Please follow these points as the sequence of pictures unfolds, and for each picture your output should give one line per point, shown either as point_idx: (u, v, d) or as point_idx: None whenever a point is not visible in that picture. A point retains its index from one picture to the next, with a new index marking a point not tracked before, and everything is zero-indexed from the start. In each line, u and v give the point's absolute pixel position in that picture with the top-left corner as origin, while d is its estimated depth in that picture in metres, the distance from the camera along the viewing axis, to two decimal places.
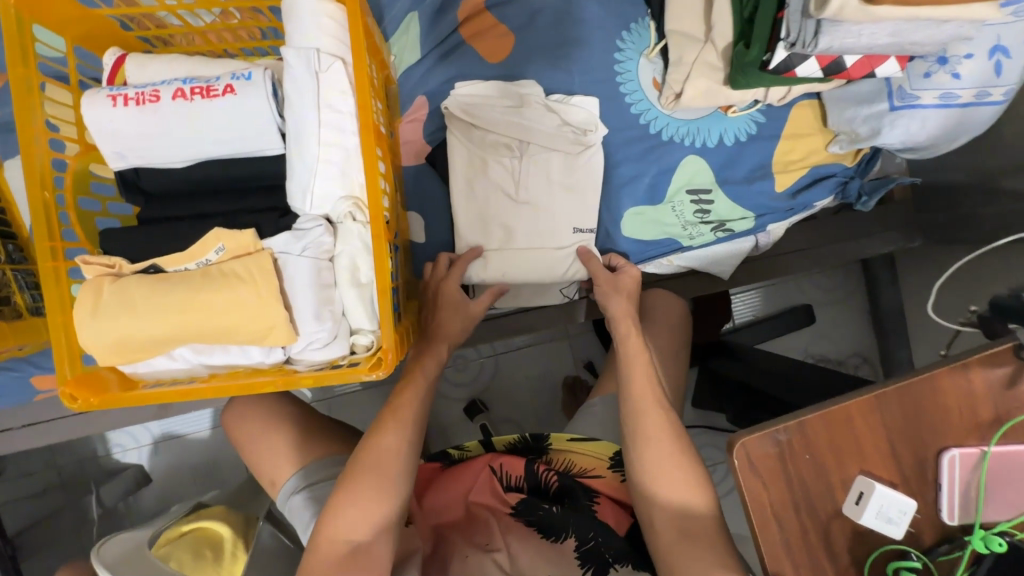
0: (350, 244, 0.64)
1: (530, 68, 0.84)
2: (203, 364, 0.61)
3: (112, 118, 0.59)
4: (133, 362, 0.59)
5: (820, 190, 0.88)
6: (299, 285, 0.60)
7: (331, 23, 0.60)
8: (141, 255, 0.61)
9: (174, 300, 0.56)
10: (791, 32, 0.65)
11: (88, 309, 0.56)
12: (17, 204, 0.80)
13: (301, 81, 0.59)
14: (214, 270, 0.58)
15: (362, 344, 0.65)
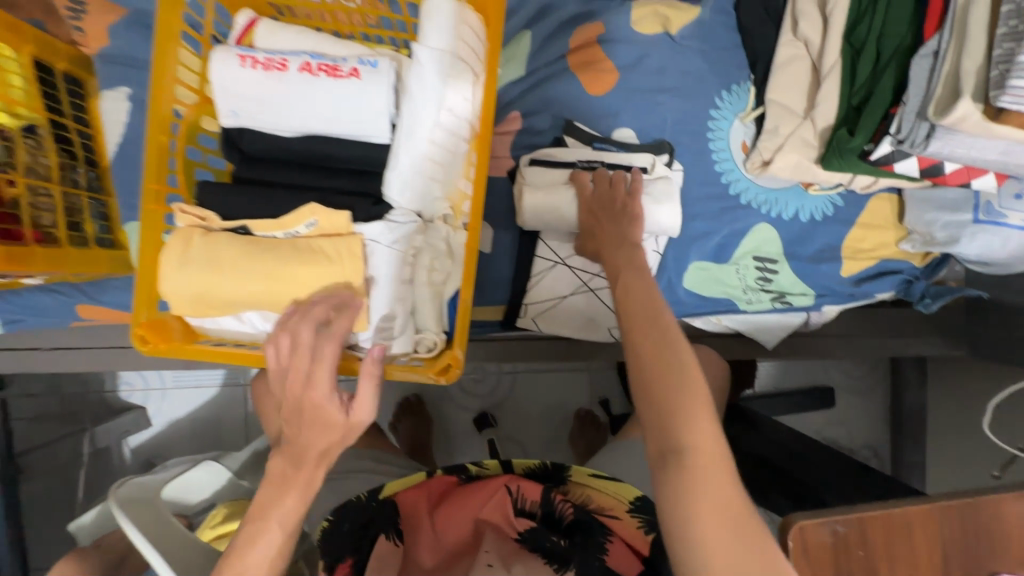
0: (433, 245, 0.65)
1: (627, 108, 0.86)
2: (268, 332, 0.61)
3: (237, 75, 0.60)
4: (202, 316, 0.59)
5: (887, 284, 0.88)
6: (382, 275, 0.60)
7: (467, 30, 0.63)
8: (231, 213, 0.62)
9: (260, 266, 0.57)
10: (902, 129, 0.66)
11: (176, 254, 0.57)
12: (105, 136, 0.82)
13: (427, 77, 0.59)
14: (302, 244, 0.58)
15: (425, 344, 0.64)
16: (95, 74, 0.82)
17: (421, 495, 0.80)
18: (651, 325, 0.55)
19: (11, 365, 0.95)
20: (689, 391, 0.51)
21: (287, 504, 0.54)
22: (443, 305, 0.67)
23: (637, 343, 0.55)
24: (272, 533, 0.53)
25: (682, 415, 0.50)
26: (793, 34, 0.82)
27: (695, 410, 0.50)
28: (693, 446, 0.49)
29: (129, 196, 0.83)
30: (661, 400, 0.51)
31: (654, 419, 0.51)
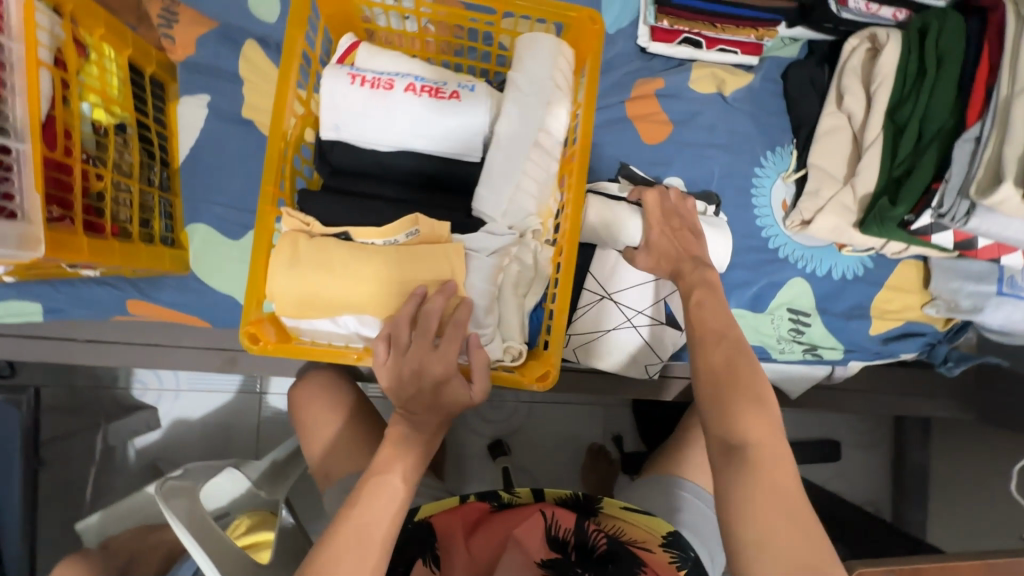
0: (523, 257, 0.69)
1: (679, 159, 0.91)
2: (361, 334, 0.65)
3: (345, 92, 0.64)
4: (302, 317, 0.63)
5: (911, 344, 0.92)
6: (477, 278, 0.66)
7: (562, 62, 0.68)
8: (330, 220, 0.66)
9: (369, 268, 0.62)
10: (943, 204, 0.72)
11: (288, 257, 0.61)
12: (180, 139, 0.84)
13: (524, 102, 0.66)
14: (406, 250, 0.63)
15: (513, 348, 0.68)
16: (177, 79, 0.85)
17: (455, 520, 0.80)
18: (716, 339, 0.62)
19: (43, 354, 0.94)
20: (749, 398, 0.57)
21: (410, 459, 0.61)
22: (525, 316, 0.70)
23: (705, 354, 0.62)
24: (394, 483, 0.59)
25: (745, 416, 0.56)
26: (837, 106, 0.88)
27: (757, 410, 0.56)
28: (757, 444, 0.55)
29: (196, 198, 0.85)
30: (725, 401, 0.57)
31: (722, 425, 0.57)
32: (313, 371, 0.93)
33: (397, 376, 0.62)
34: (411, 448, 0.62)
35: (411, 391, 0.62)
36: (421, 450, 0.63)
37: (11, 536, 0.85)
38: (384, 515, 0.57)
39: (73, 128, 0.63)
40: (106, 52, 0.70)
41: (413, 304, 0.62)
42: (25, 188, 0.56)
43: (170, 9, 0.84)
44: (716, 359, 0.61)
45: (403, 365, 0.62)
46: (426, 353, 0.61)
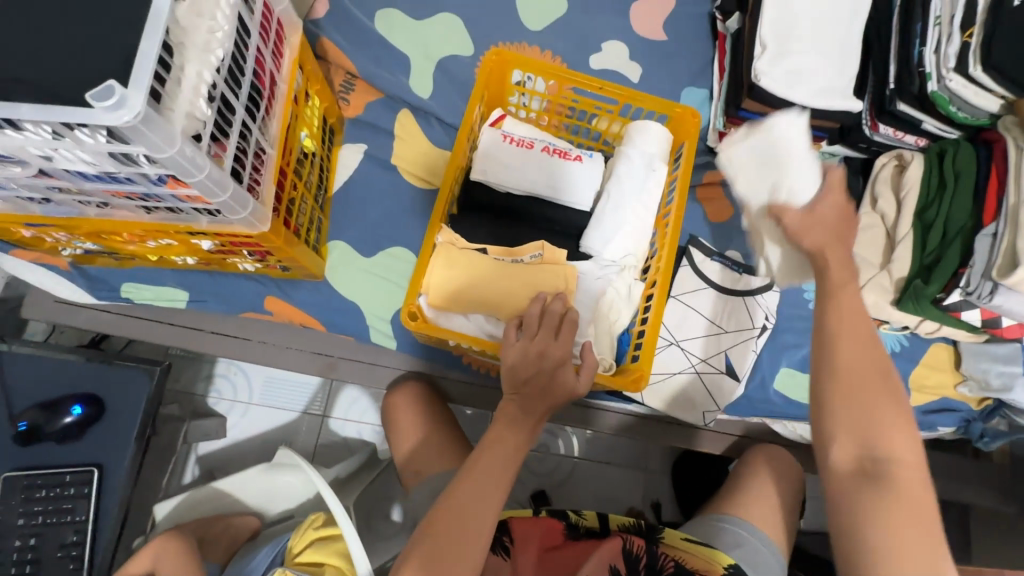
0: (620, 287, 0.83)
1: (738, 236, 1.09)
2: (487, 332, 0.79)
3: (497, 146, 0.84)
4: (443, 309, 0.77)
5: (946, 419, 1.02)
6: (585, 299, 0.81)
7: (664, 142, 0.85)
8: (472, 238, 0.83)
9: (505, 276, 0.77)
10: (971, 284, 0.87)
11: (443, 260, 0.76)
12: (338, 174, 1.05)
13: (633, 169, 0.83)
14: (533, 266, 0.78)
15: (608, 361, 0.80)
16: (344, 131, 1.08)
17: (533, 530, 0.84)
18: (849, 336, 0.62)
19: (173, 339, 1.07)
20: (886, 409, 0.60)
21: (521, 433, 0.69)
22: (615, 339, 0.83)
23: (831, 355, 0.62)
24: (507, 448, 0.68)
25: (887, 430, 0.59)
26: (872, 208, 1.06)
27: (901, 425, 0.60)
28: (899, 463, 0.58)
29: (341, 221, 1.04)
30: (871, 410, 0.60)
31: (866, 436, 0.60)
32: (407, 380, 1.06)
33: (524, 356, 0.70)
34: (518, 429, 0.69)
35: (532, 371, 0.69)
36: (530, 429, 0.70)
37: (113, 497, 0.92)
38: (499, 476, 0.66)
39: (292, 147, 0.83)
40: (316, 101, 0.93)
41: (536, 305, 0.73)
42: (267, 180, 0.73)
43: (350, 81, 1.10)
44: (849, 361, 0.61)
45: (526, 348, 0.70)
46: (548, 341, 0.70)
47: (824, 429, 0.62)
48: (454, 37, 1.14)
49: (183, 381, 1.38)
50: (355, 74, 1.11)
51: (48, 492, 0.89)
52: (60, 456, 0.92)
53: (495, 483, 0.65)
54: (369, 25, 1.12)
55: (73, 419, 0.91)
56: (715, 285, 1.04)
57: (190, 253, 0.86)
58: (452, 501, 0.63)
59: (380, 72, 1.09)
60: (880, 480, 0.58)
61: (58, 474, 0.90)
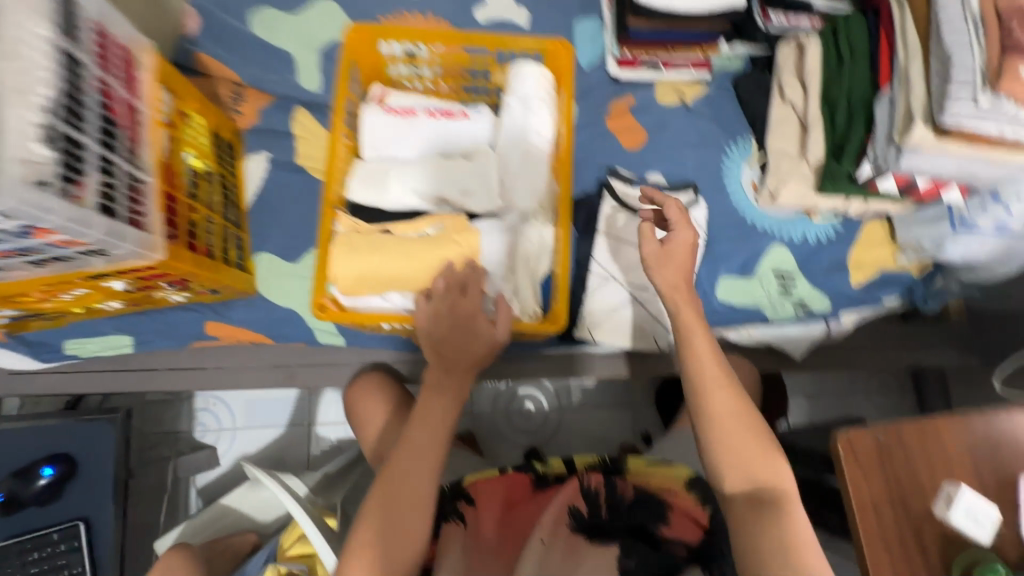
0: (529, 232, 0.81)
1: (656, 159, 1.08)
2: (406, 308, 0.79)
3: (381, 120, 0.84)
4: (356, 295, 0.77)
5: (890, 290, 1.03)
6: (493, 252, 0.80)
7: (544, 82, 0.85)
8: (374, 219, 0.82)
9: (410, 250, 0.77)
10: (878, 153, 0.88)
11: (343, 248, 0.76)
12: (248, 186, 1.04)
13: (516, 117, 0.83)
14: (437, 237, 0.78)
15: (530, 311, 0.80)
16: (244, 143, 1.05)
17: (496, 488, 0.89)
18: (724, 389, 0.75)
19: (132, 384, 1.08)
20: (758, 448, 0.71)
21: (447, 396, 0.72)
22: (539, 285, 0.82)
23: (713, 402, 0.73)
24: (435, 415, 0.71)
25: (761, 462, 0.70)
26: (781, 99, 1.04)
27: (773, 461, 0.70)
28: (772, 485, 0.69)
29: (261, 233, 1.03)
30: (731, 445, 0.71)
31: (735, 466, 0.70)
32: (364, 373, 1.06)
33: (434, 316, 0.74)
34: (445, 388, 0.72)
35: (443, 328, 0.74)
36: (457, 390, 0.73)
37: (105, 544, 0.95)
38: (428, 447, 0.69)
39: (179, 169, 0.82)
40: (198, 118, 0.91)
41: (443, 276, 0.76)
42: (152, 209, 0.73)
43: (238, 92, 1.08)
44: (724, 407, 0.73)
45: (437, 311, 0.74)
46: (456, 298, 0.74)
47: (714, 468, 0.72)
48: (333, 22, 1.10)
49: (166, 423, 1.40)
50: (242, 83, 1.08)
51: (39, 553, 0.92)
52: (43, 517, 0.94)
53: (422, 457, 0.69)
54: (244, 30, 1.09)
55: (46, 481, 0.93)
56: (643, 213, 1.04)
57: (109, 297, 0.86)
58: (388, 474, 0.68)
59: (266, 76, 1.07)
60: (765, 511, 0.68)
61: (44, 535, 0.92)
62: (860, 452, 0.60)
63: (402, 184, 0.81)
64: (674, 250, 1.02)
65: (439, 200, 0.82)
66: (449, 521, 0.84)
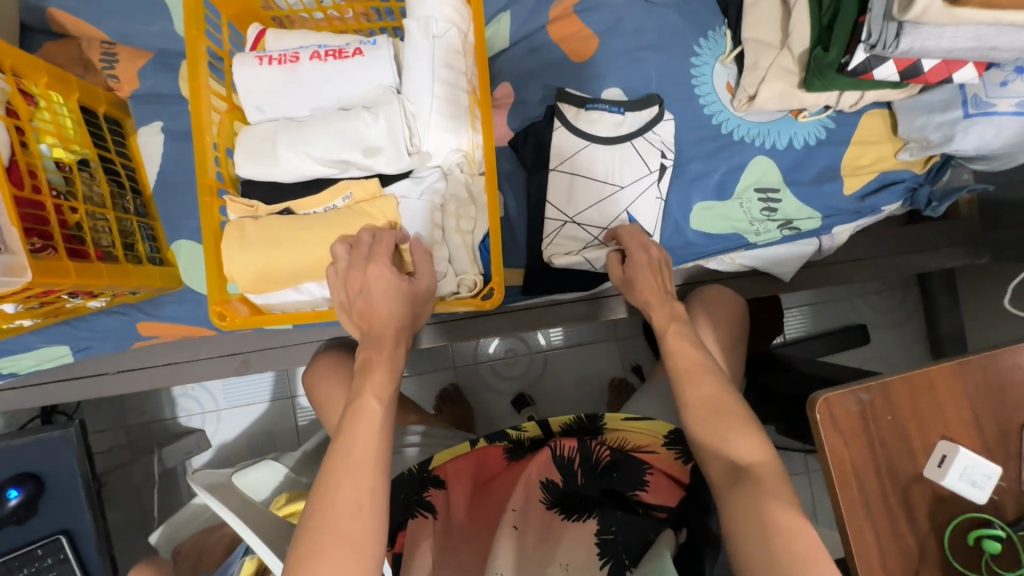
0: (456, 192, 0.71)
1: (612, 69, 0.91)
2: (325, 298, 0.70)
3: (257, 74, 0.68)
4: (265, 293, 0.68)
5: (890, 195, 0.90)
6: (414, 220, 0.69)
7: None
8: (272, 198, 0.70)
9: (313, 231, 0.66)
10: (873, 34, 0.70)
11: (235, 240, 0.65)
12: (145, 166, 0.90)
13: (420, 47, 0.68)
14: (345, 209, 0.67)
15: (468, 285, 0.70)
16: (131, 114, 0.91)
17: (466, 465, 0.85)
18: (702, 374, 0.69)
19: (83, 392, 1.01)
20: (740, 425, 0.64)
21: (378, 379, 0.60)
22: (476, 250, 0.72)
23: (697, 390, 0.68)
24: (371, 407, 0.59)
25: (739, 437, 0.63)
26: None
27: (748, 436, 0.63)
28: (756, 462, 0.61)
29: (172, 218, 0.91)
30: (720, 431, 0.64)
31: (719, 447, 0.64)
32: (321, 354, 0.96)
33: (345, 289, 0.63)
34: (376, 368, 0.61)
35: (358, 302, 0.62)
36: (387, 369, 0.61)
37: (92, 552, 0.96)
38: (370, 442, 0.57)
39: (37, 167, 0.70)
40: (53, 97, 0.77)
41: (343, 243, 0.63)
42: (3, 224, 0.63)
43: (109, 51, 0.91)
44: (701, 395, 0.67)
45: (347, 285, 0.62)
46: (363, 264, 0.62)
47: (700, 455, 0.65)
48: None
49: (148, 413, 1.35)
50: (111, 40, 0.91)
51: (29, 569, 0.93)
52: (25, 535, 0.95)
53: (367, 450, 0.57)
54: None
55: (15, 504, 0.92)
56: (599, 139, 0.87)
57: (11, 319, 0.78)
58: (324, 484, 0.55)
59: (135, 27, 0.89)
60: (745, 485, 0.60)
61: (29, 551, 0.93)
62: (839, 414, 0.59)
63: (293, 150, 0.68)
64: (639, 179, 0.88)
65: (342, 165, 0.68)
66: (417, 513, 0.79)
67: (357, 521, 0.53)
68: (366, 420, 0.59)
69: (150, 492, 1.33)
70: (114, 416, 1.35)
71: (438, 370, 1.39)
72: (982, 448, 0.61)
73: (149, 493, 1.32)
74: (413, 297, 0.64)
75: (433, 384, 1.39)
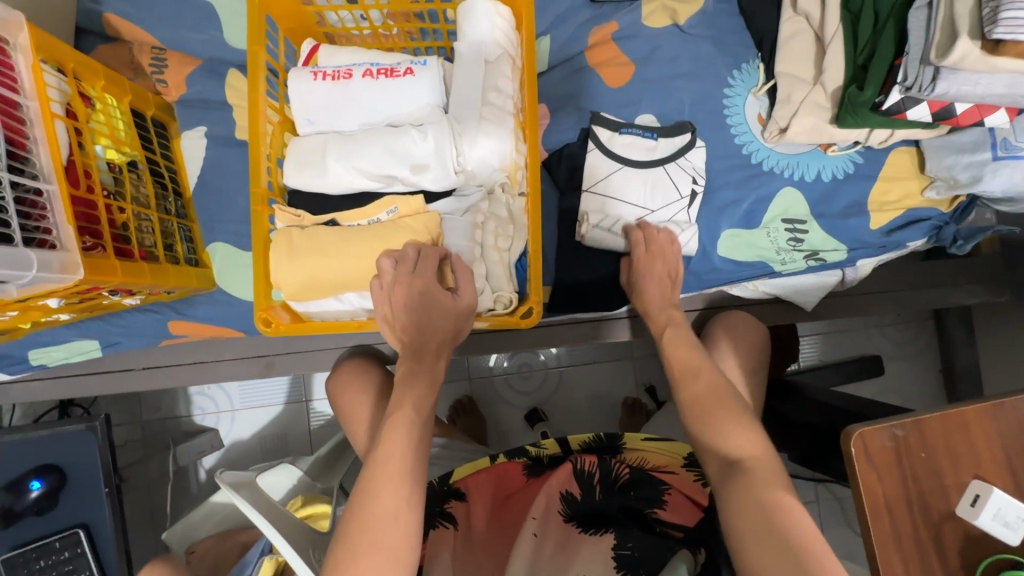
0: (497, 210, 0.72)
1: (647, 96, 0.93)
2: (365, 308, 0.72)
3: (311, 88, 0.70)
4: (307, 301, 0.70)
5: (915, 232, 0.91)
6: (457, 238, 0.71)
7: (500, 21, 0.71)
8: (319, 211, 0.73)
9: (358, 243, 0.68)
10: (908, 77, 0.72)
11: (283, 248, 0.67)
12: (186, 169, 0.93)
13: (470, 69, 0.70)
14: (388, 223, 0.69)
15: (504, 301, 0.71)
16: (176, 118, 0.93)
17: (487, 480, 0.86)
18: (696, 374, 0.75)
19: (107, 387, 1.02)
20: (731, 418, 0.67)
21: (417, 392, 0.62)
22: (512, 268, 0.72)
23: (690, 388, 0.73)
24: (409, 419, 0.60)
25: (729, 432, 0.66)
26: (794, 11, 0.89)
27: (742, 428, 0.66)
28: (748, 456, 0.63)
29: (209, 220, 0.93)
30: (712, 422, 0.68)
31: (710, 442, 0.67)
32: (345, 360, 0.96)
33: (389, 302, 0.65)
34: (416, 381, 0.63)
35: (402, 316, 0.65)
36: (426, 382, 0.64)
37: (107, 546, 0.97)
38: (405, 453, 0.58)
39: (91, 168, 0.72)
40: (107, 100, 0.79)
41: (388, 257, 0.65)
42: (60, 222, 0.64)
43: (159, 57, 0.93)
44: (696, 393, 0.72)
45: (391, 300, 0.65)
46: (408, 278, 0.64)
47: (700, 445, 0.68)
48: None
49: (163, 409, 1.36)
50: (162, 46, 0.94)
51: (46, 561, 0.95)
52: (45, 526, 0.96)
53: (402, 463, 0.57)
54: None
55: (37, 494, 0.93)
56: (632, 162, 0.89)
57: (51, 312, 0.79)
58: (363, 494, 0.56)
59: (186, 35, 0.92)
60: (737, 475, 0.61)
61: (47, 543, 0.94)
62: (875, 449, 0.60)
63: (342, 163, 0.70)
64: (667, 204, 0.90)
65: (388, 179, 0.71)
66: (438, 524, 0.80)
67: (391, 531, 0.54)
68: (402, 432, 0.59)
69: (162, 489, 1.33)
70: (129, 411, 1.36)
71: (453, 381, 1.40)
72: (1009, 488, 0.62)
73: (161, 490, 1.33)
74: (454, 314, 0.66)
75: (448, 394, 1.40)
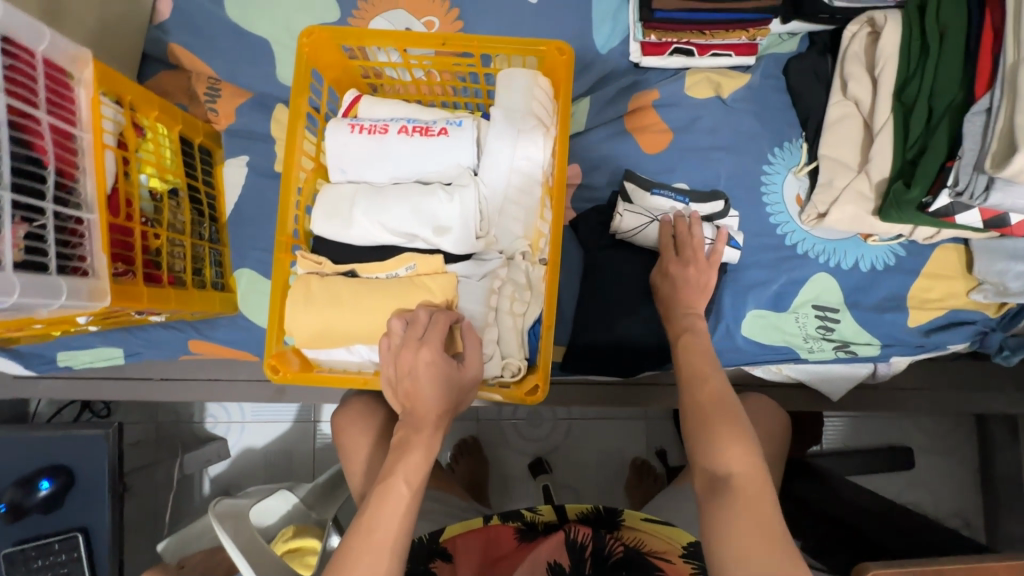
0: (516, 276, 0.73)
1: (682, 166, 0.91)
2: (372, 361, 0.72)
3: (347, 140, 0.72)
4: (318, 349, 0.70)
5: (958, 334, 0.87)
6: (472, 301, 0.71)
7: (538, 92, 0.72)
8: (341, 259, 0.73)
9: (372, 297, 0.68)
10: (959, 181, 0.69)
11: (299, 295, 0.68)
12: (224, 194, 0.96)
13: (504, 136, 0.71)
14: (405, 281, 0.69)
15: (511, 369, 0.71)
16: (222, 146, 0.97)
17: (476, 543, 0.83)
18: (703, 377, 0.66)
19: (124, 394, 1.05)
20: (728, 428, 0.60)
21: (412, 461, 0.60)
22: (525, 334, 0.72)
23: (694, 390, 0.66)
24: (400, 490, 0.58)
25: (725, 445, 0.59)
26: (843, 94, 0.86)
27: (739, 442, 0.58)
28: (738, 472, 0.57)
29: (240, 246, 0.95)
30: (709, 430, 0.61)
31: (704, 451, 0.60)
32: (352, 397, 0.96)
33: (394, 363, 0.65)
34: (411, 450, 0.61)
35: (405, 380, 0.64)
36: (422, 452, 0.61)
37: (103, 551, 0.99)
38: (392, 523, 0.57)
39: (133, 197, 0.75)
40: (157, 129, 0.82)
41: (400, 318, 0.65)
42: (95, 250, 0.67)
43: (214, 87, 0.97)
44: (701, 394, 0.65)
45: (397, 362, 0.64)
46: (415, 343, 0.63)
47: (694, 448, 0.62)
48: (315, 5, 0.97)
49: (178, 414, 1.39)
50: (217, 77, 0.98)
51: (44, 560, 0.97)
52: (49, 524, 0.99)
53: (387, 536, 0.56)
54: (215, 13, 0.97)
55: (45, 494, 0.95)
56: None
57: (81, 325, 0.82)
58: (340, 563, 0.55)
59: (241, 69, 0.96)
60: (723, 493, 0.56)
61: (48, 543, 0.97)
62: None
63: (368, 216, 0.71)
64: None
65: (410, 236, 0.71)
66: None
67: None
68: (390, 502, 0.58)
69: (166, 493, 1.36)
70: (146, 412, 1.39)
71: (461, 420, 1.38)
72: None
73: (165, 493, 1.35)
74: (458, 383, 0.65)
75: (453, 432, 1.38)
